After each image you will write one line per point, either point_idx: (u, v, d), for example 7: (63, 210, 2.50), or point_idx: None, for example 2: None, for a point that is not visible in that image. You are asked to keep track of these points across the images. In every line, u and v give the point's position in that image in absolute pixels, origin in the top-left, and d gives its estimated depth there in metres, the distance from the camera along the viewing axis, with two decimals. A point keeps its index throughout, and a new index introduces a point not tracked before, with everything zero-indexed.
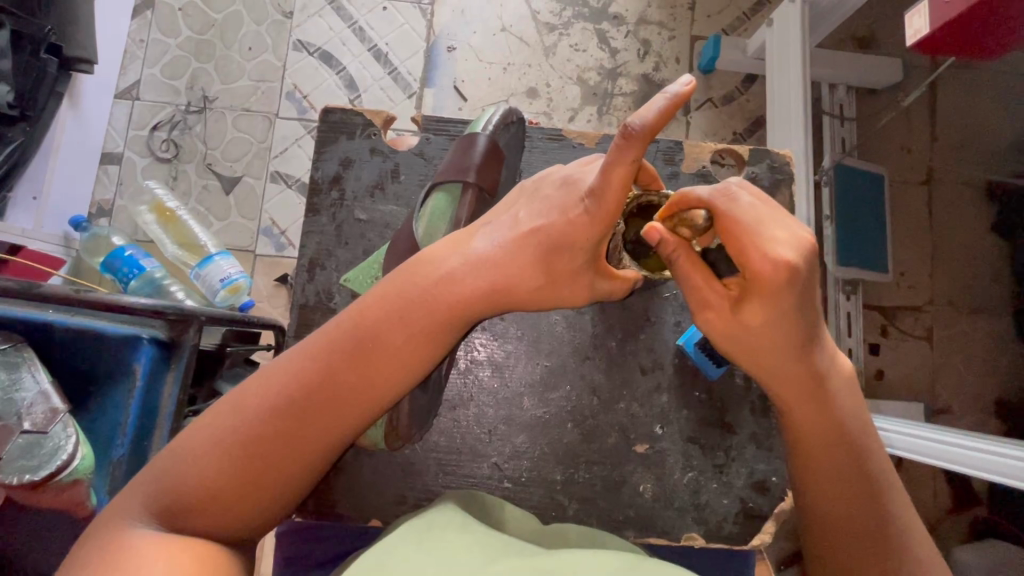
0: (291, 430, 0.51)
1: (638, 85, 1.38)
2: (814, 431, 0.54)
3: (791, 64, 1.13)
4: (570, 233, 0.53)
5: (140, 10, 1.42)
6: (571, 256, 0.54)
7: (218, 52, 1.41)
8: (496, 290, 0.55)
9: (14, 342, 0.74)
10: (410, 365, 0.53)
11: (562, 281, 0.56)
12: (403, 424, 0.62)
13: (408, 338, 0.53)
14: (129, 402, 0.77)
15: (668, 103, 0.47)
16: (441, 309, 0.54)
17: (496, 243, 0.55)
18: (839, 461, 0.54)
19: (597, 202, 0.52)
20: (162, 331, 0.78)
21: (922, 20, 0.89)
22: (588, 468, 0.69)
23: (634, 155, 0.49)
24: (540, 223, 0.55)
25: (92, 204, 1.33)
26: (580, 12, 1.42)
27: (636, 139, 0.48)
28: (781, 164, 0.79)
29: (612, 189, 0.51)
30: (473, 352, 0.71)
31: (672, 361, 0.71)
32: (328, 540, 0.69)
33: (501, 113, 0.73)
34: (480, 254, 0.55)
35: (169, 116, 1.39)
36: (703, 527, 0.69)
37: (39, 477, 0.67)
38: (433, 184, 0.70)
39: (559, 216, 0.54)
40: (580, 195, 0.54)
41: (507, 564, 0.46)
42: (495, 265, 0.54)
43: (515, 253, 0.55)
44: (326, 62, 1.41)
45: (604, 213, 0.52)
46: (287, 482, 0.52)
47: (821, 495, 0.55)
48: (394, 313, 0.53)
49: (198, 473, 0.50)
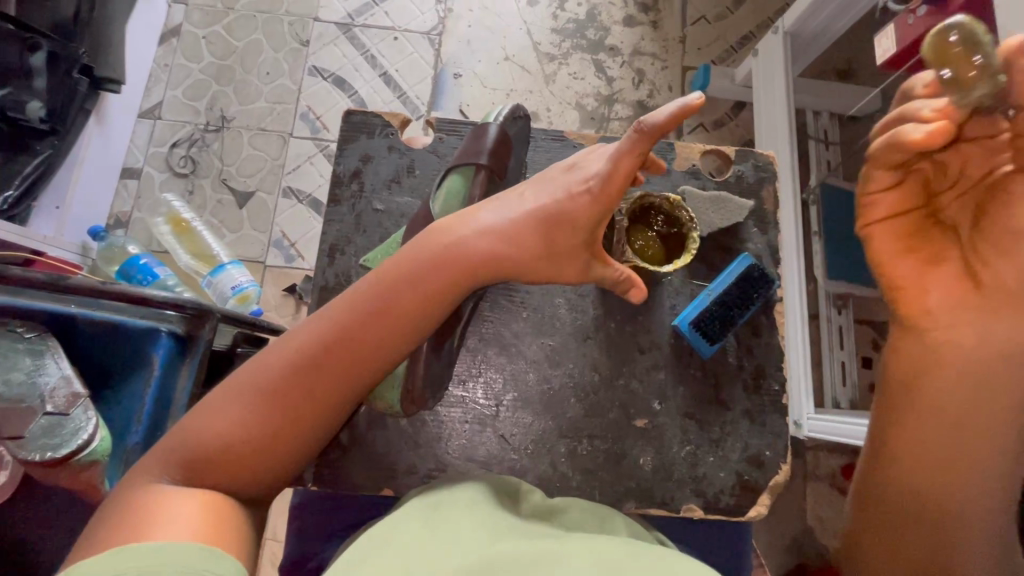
0: (318, 382, 0.54)
1: (633, 110, 1.47)
2: (987, 383, 0.55)
3: (776, 88, 1.22)
4: (572, 208, 0.59)
5: (166, 38, 1.52)
6: (572, 232, 0.60)
7: (237, 76, 1.50)
8: (502, 254, 0.59)
9: (38, 331, 0.78)
10: (419, 325, 0.57)
11: (567, 249, 0.61)
12: (418, 389, 0.63)
13: (423, 300, 0.57)
14: (144, 392, 0.80)
15: (679, 108, 0.54)
16: (453, 273, 0.58)
17: (504, 216, 0.60)
18: (997, 429, 0.55)
19: (599, 184, 0.59)
20: (180, 326, 0.82)
21: (890, 41, 0.96)
22: (590, 441, 0.72)
23: (640, 150, 0.56)
24: (547, 195, 0.61)
25: (111, 215, 1.41)
26: (578, 42, 1.52)
27: (645, 135, 0.55)
28: (765, 164, 0.82)
29: (617, 179, 0.58)
30: (482, 330, 0.75)
31: (668, 341, 0.74)
32: (343, 513, 0.72)
33: (510, 108, 0.78)
34: (489, 226, 0.60)
35: (188, 134, 1.47)
36: (700, 499, 0.71)
37: (59, 455, 0.70)
38: (449, 167, 0.75)
39: (563, 195, 0.60)
40: (585, 178, 0.60)
41: (517, 548, 0.47)
42: (503, 233, 0.59)
43: (521, 224, 0.60)
44: (339, 86, 1.51)
45: (605, 195, 0.59)
46: (312, 432, 0.56)
47: (958, 450, 0.56)
48: (411, 276, 0.57)
49: (224, 426, 0.53)
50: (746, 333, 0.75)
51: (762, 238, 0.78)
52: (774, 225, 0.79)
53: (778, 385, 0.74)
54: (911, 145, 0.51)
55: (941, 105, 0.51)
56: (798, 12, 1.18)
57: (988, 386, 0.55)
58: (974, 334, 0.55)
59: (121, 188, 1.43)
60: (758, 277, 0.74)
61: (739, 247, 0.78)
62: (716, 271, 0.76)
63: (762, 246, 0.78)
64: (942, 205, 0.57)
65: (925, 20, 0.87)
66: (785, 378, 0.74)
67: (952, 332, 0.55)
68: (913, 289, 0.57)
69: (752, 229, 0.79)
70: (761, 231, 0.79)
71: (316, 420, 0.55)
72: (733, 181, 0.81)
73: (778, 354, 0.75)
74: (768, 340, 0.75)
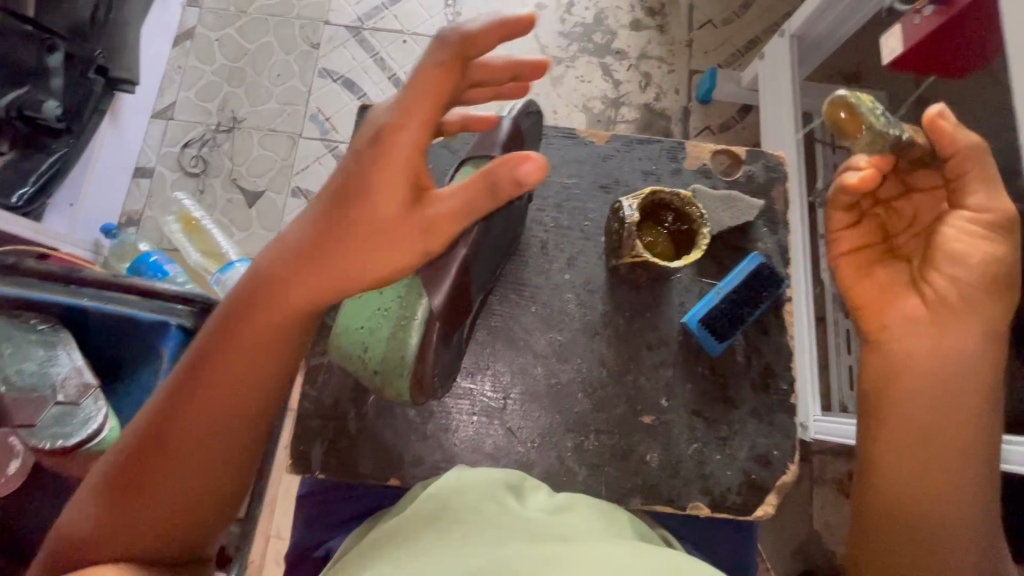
0: (171, 435, 0.53)
1: (640, 113, 1.48)
2: (945, 390, 0.64)
3: (784, 91, 1.23)
4: (369, 179, 0.49)
5: (180, 40, 1.55)
6: (382, 203, 0.49)
7: (249, 77, 1.53)
8: (320, 257, 0.51)
9: (52, 323, 0.80)
10: (254, 352, 0.54)
11: (386, 230, 0.50)
12: (429, 380, 0.64)
13: (253, 333, 0.54)
14: (153, 383, 0.81)
15: (494, 24, 0.48)
16: (274, 296, 0.53)
17: (306, 220, 0.53)
18: (961, 431, 0.63)
19: (390, 139, 0.48)
20: (188, 320, 0.82)
21: (897, 41, 0.97)
22: (597, 437, 0.72)
23: (434, 84, 0.48)
24: (342, 175, 0.51)
25: (123, 214, 1.43)
26: (586, 46, 1.53)
27: (447, 59, 0.47)
28: (775, 164, 0.82)
29: (416, 126, 0.48)
30: (491, 322, 0.75)
31: (676, 338, 0.74)
32: (349, 504, 0.73)
33: (523, 103, 0.71)
34: (294, 238, 0.53)
35: (200, 134, 1.49)
36: (707, 497, 0.71)
37: (69, 444, 0.71)
38: (461, 159, 0.68)
39: (357, 163, 0.50)
40: (371, 136, 0.50)
41: (522, 547, 0.47)
42: (313, 238, 0.52)
43: (323, 219, 0.51)
44: (348, 88, 1.52)
45: (400, 149, 0.48)
46: (182, 484, 0.54)
47: (928, 451, 0.64)
48: (234, 313, 0.54)
49: (92, 509, 0.53)
50: (755, 331, 0.75)
51: (771, 237, 0.78)
52: (783, 225, 0.79)
53: (786, 384, 0.74)
54: (852, 187, 0.65)
55: (873, 157, 0.65)
56: (806, 16, 1.18)
57: (948, 393, 0.64)
58: (929, 345, 0.65)
59: (134, 187, 1.45)
60: (769, 276, 0.74)
61: (748, 246, 0.78)
62: (725, 269, 0.77)
63: (771, 245, 0.78)
64: (899, 242, 0.69)
65: (931, 20, 0.88)
66: (794, 377, 0.74)
67: (906, 344, 0.66)
68: (873, 305, 0.68)
69: (761, 229, 0.79)
70: (770, 231, 0.79)
71: (203, 482, 0.55)
72: (742, 180, 0.81)
73: (786, 352, 0.75)
74: (777, 339, 0.75)
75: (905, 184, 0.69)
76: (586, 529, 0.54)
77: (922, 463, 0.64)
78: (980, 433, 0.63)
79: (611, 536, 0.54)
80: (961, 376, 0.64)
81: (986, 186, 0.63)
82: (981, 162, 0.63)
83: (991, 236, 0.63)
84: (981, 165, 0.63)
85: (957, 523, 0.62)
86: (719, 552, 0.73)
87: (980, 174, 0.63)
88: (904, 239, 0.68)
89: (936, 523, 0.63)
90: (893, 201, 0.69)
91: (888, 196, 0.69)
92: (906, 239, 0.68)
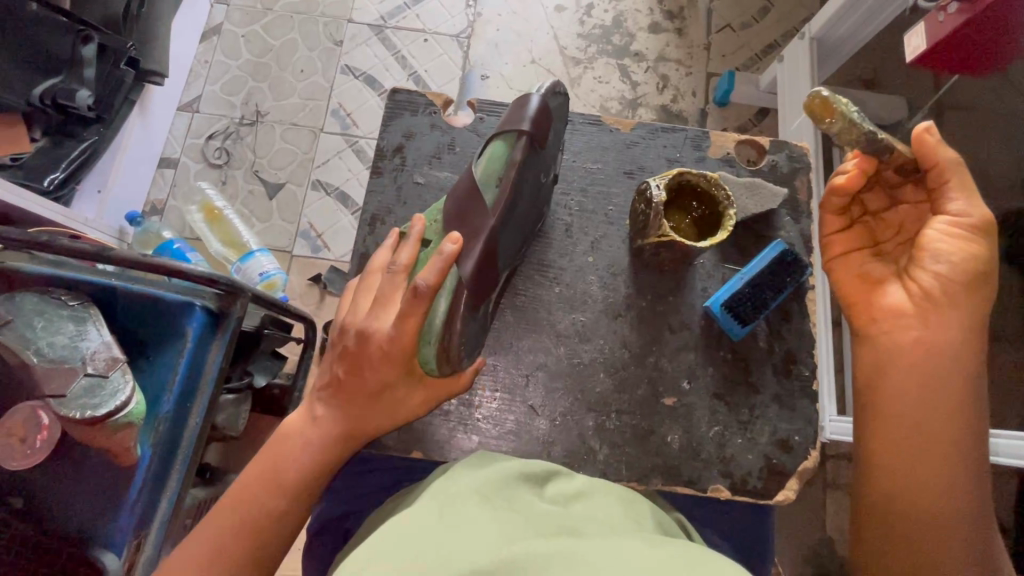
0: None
1: (657, 114, 1.49)
2: (933, 381, 0.63)
3: (803, 92, 1.23)
4: (384, 373, 0.65)
5: (208, 35, 1.59)
6: (398, 389, 0.66)
7: (273, 73, 1.56)
8: (348, 435, 0.66)
9: (83, 300, 0.81)
10: (284, 504, 0.64)
11: (397, 411, 0.66)
12: (456, 347, 0.63)
13: (285, 490, 0.64)
14: (176, 362, 0.83)
15: (442, 262, 0.61)
16: (306, 461, 0.65)
17: (328, 405, 0.66)
18: (951, 423, 0.62)
19: (395, 343, 0.63)
20: (212, 302, 0.84)
21: (920, 38, 0.94)
22: (618, 416, 0.72)
23: (422, 307, 0.62)
24: (354, 371, 0.65)
25: (147, 202, 1.46)
26: (604, 48, 1.55)
27: (423, 295, 0.61)
28: (799, 155, 0.82)
29: (408, 334, 0.63)
30: (518, 296, 0.76)
31: (698, 323, 0.75)
32: (371, 478, 0.74)
33: (551, 82, 0.72)
34: (320, 418, 0.66)
35: (224, 127, 1.52)
36: (727, 480, 0.71)
37: (98, 414, 0.73)
38: (492, 133, 0.68)
39: (368, 364, 0.65)
40: (381, 340, 0.64)
41: (528, 545, 0.45)
42: (340, 419, 0.65)
43: (346, 408, 0.66)
44: (370, 85, 1.55)
45: (399, 350, 0.64)
46: None
47: (921, 445, 0.63)
48: (269, 472, 0.64)
49: None
50: (778, 318, 0.75)
51: (794, 226, 0.79)
52: (806, 214, 0.79)
53: (808, 370, 0.74)
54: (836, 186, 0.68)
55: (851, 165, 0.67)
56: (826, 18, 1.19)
57: (936, 383, 0.63)
58: (915, 338, 0.64)
59: (158, 177, 1.49)
60: (791, 263, 0.74)
61: (771, 234, 0.78)
62: (747, 257, 0.77)
63: (794, 234, 0.79)
64: (888, 248, 0.70)
65: (955, 18, 0.86)
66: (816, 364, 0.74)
67: (896, 336, 0.65)
68: (861, 301, 0.69)
69: (784, 218, 0.79)
70: (793, 219, 0.79)
71: None
72: (766, 169, 0.81)
73: (808, 338, 0.75)
74: (799, 325, 0.75)
75: (893, 198, 0.70)
76: (599, 525, 0.52)
77: (918, 460, 0.63)
78: (969, 420, 0.62)
79: (626, 532, 0.51)
80: (947, 365, 0.63)
81: (969, 192, 0.63)
82: (964, 175, 0.63)
83: (975, 240, 0.62)
84: (964, 177, 0.63)
85: (958, 518, 0.61)
86: (737, 536, 0.73)
87: (963, 183, 0.63)
88: (893, 243, 0.69)
89: (940, 524, 0.61)
90: (879, 208, 0.71)
91: (875, 204, 0.71)
92: (896, 245, 0.69)
